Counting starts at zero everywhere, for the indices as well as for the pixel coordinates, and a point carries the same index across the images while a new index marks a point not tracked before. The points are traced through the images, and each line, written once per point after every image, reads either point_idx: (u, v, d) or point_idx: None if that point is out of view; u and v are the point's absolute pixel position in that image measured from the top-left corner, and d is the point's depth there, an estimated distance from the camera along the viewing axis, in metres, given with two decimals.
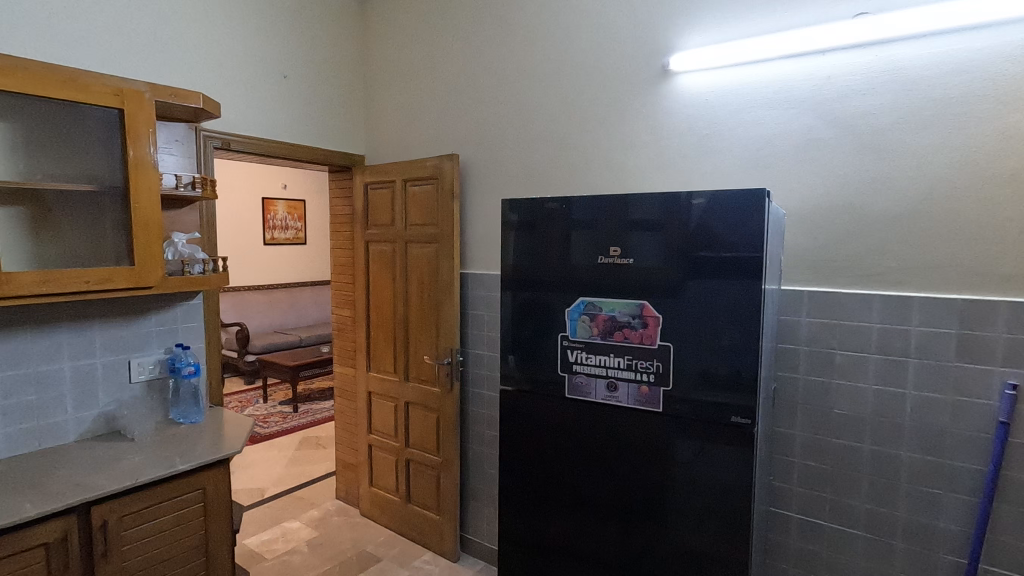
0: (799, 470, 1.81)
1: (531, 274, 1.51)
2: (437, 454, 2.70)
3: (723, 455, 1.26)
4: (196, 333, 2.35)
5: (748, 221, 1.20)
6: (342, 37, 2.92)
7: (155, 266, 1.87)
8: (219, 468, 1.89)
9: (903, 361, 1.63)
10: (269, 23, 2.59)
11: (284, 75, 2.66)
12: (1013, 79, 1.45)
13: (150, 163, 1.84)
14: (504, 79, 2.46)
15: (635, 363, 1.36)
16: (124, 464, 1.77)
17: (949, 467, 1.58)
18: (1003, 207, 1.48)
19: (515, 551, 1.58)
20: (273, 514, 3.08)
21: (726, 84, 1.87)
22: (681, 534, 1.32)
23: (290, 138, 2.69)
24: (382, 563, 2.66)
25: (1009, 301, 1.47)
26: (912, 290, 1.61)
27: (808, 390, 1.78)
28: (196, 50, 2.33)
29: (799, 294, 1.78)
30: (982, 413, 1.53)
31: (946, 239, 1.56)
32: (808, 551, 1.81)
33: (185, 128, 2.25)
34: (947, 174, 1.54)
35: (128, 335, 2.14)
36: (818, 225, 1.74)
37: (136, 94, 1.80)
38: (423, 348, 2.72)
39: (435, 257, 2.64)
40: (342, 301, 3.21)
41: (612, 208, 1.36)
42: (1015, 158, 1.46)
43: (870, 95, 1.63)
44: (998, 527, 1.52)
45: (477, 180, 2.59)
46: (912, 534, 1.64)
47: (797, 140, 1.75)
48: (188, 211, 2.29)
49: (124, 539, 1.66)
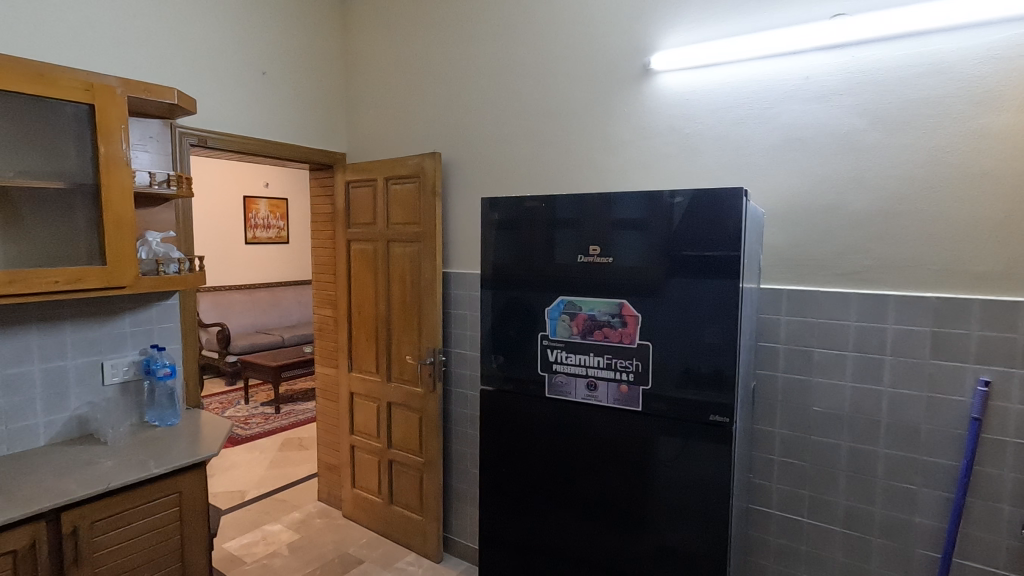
0: (779, 468, 1.82)
1: (511, 273, 1.50)
2: (420, 454, 2.68)
3: (703, 453, 1.27)
4: (171, 334, 2.30)
5: (727, 219, 1.20)
6: (323, 34, 2.89)
7: (127, 265, 1.83)
8: (195, 471, 1.86)
9: (879, 358, 1.65)
10: (247, 19, 2.54)
11: (263, 72, 2.62)
12: (987, 81, 1.47)
13: (123, 159, 1.80)
14: (486, 77, 2.45)
15: (616, 362, 1.36)
16: (96, 469, 1.73)
17: (924, 463, 1.61)
18: (975, 206, 1.51)
19: (497, 553, 1.57)
20: (253, 516, 3.04)
21: (707, 84, 1.87)
22: (663, 533, 1.32)
23: (268, 136, 2.65)
24: (364, 564, 2.64)
25: (982, 299, 1.50)
26: (888, 289, 1.63)
27: (787, 388, 1.80)
28: (171, 45, 2.28)
29: (778, 293, 1.79)
30: (956, 409, 1.55)
31: (920, 238, 1.58)
32: (787, 548, 1.82)
33: (159, 125, 2.22)
34: (923, 174, 1.56)
35: (101, 336, 2.09)
36: (795, 225, 1.76)
37: (107, 89, 1.76)
38: (406, 348, 2.70)
39: (416, 256, 2.61)
40: (323, 300, 3.18)
41: (594, 207, 1.36)
42: (988, 158, 1.49)
43: (847, 96, 1.65)
44: (971, 521, 1.55)
45: (460, 179, 2.57)
46: (889, 529, 1.66)
47: (776, 140, 1.76)
48: (164, 209, 2.24)
49: (95, 545, 1.62)
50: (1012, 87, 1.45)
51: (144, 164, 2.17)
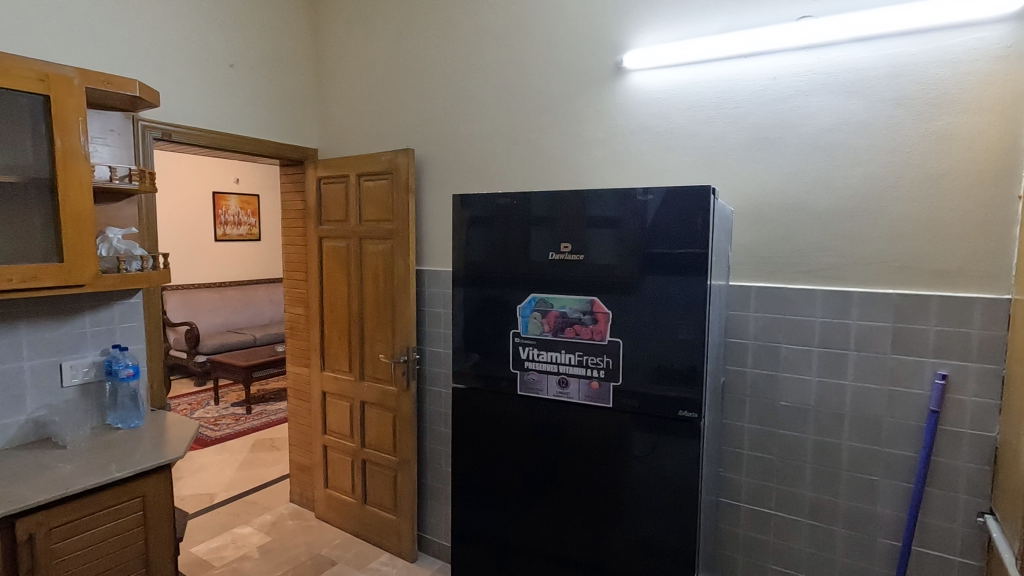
0: (747, 461, 1.86)
1: (484, 271, 1.49)
2: (394, 454, 2.65)
3: (672, 449, 1.28)
4: (135, 334, 2.23)
5: (697, 218, 1.22)
6: (293, 27, 2.82)
7: (87, 263, 1.77)
8: (159, 474, 1.81)
9: (843, 353, 1.69)
10: (214, 11, 2.48)
11: (231, 64, 2.55)
12: (945, 85, 1.52)
13: (81, 153, 1.74)
14: (460, 72, 2.43)
15: (587, 359, 1.36)
16: (54, 473, 1.67)
17: (885, 455, 1.65)
18: (936, 206, 1.55)
19: (471, 550, 1.56)
20: (223, 519, 2.98)
21: (678, 83, 1.89)
22: (635, 527, 1.33)
23: (236, 130, 2.59)
24: (337, 565, 2.60)
25: (940, 295, 1.55)
26: (851, 286, 1.67)
27: (756, 382, 1.83)
28: (134, 36, 2.21)
29: (746, 291, 1.83)
30: (916, 403, 1.60)
31: (883, 236, 1.62)
32: (756, 540, 1.86)
33: (120, 118, 2.15)
34: (884, 174, 1.61)
35: (59, 336, 2.02)
36: (762, 223, 1.79)
37: (64, 80, 1.70)
38: (379, 347, 2.67)
39: (390, 253, 2.58)
40: (295, 298, 3.13)
41: (568, 204, 1.35)
42: (946, 158, 1.53)
43: (814, 95, 1.68)
44: (929, 511, 1.60)
45: (433, 176, 2.54)
46: (853, 520, 1.71)
47: (743, 139, 1.79)
48: (125, 205, 2.17)
49: (54, 553, 1.56)
50: (970, 90, 1.50)
51: (105, 158, 2.10)
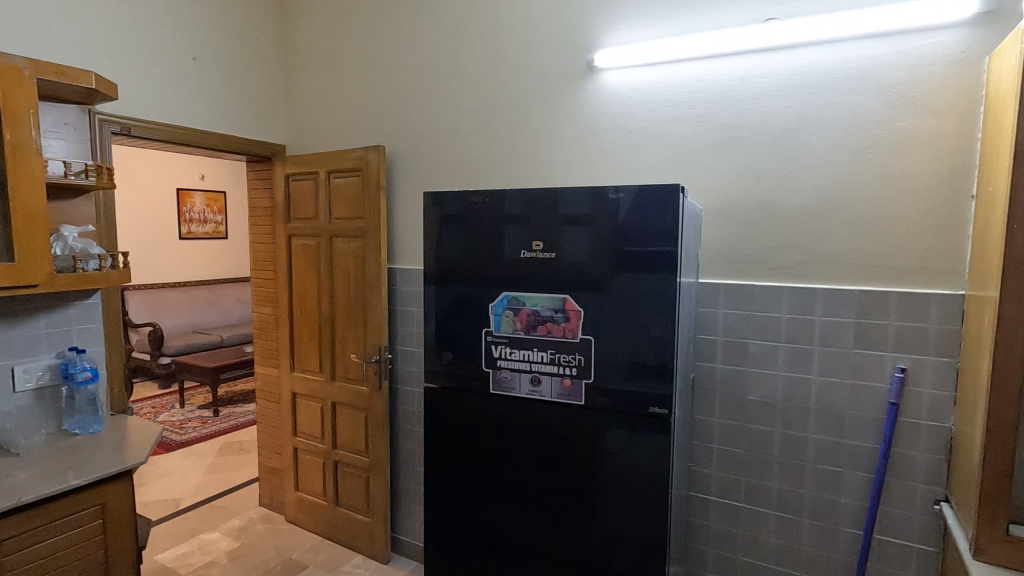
0: (718, 455, 1.89)
1: (456, 269, 1.48)
2: (367, 454, 2.62)
3: (644, 444, 1.29)
4: (94, 335, 2.15)
5: (666, 217, 1.24)
6: (259, 18, 2.75)
7: (41, 263, 1.69)
8: (121, 479, 1.75)
9: (808, 348, 1.74)
10: (177, 3, 2.41)
11: (193, 57, 2.48)
12: (905, 87, 1.57)
13: (32, 148, 1.66)
14: (432, 68, 2.40)
15: (559, 357, 1.37)
16: (7, 481, 1.60)
17: (849, 447, 1.70)
18: (895, 205, 1.60)
19: (445, 550, 1.55)
20: (189, 525, 2.90)
21: (648, 83, 1.91)
22: (608, 522, 1.34)
23: (199, 125, 2.51)
24: (309, 569, 2.55)
25: (898, 291, 1.60)
26: (816, 282, 1.72)
27: (725, 377, 1.87)
28: (91, 26, 2.12)
29: (716, 288, 1.85)
30: (877, 396, 1.65)
31: (847, 235, 1.66)
32: (725, 533, 1.89)
33: (76, 112, 2.06)
34: (846, 174, 1.65)
35: (10, 338, 1.93)
36: (731, 222, 1.82)
37: (13, 70, 1.62)
38: (350, 347, 2.63)
39: (361, 251, 2.55)
40: (263, 298, 3.06)
41: (541, 202, 1.35)
42: (904, 159, 1.58)
43: (780, 97, 1.72)
44: (889, 500, 1.65)
45: (405, 173, 2.51)
46: (818, 510, 1.75)
47: (712, 139, 1.82)
48: (83, 202, 2.09)
49: (6, 565, 1.50)
50: (927, 92, 1.55)
51: (59, 153, 2.01)
